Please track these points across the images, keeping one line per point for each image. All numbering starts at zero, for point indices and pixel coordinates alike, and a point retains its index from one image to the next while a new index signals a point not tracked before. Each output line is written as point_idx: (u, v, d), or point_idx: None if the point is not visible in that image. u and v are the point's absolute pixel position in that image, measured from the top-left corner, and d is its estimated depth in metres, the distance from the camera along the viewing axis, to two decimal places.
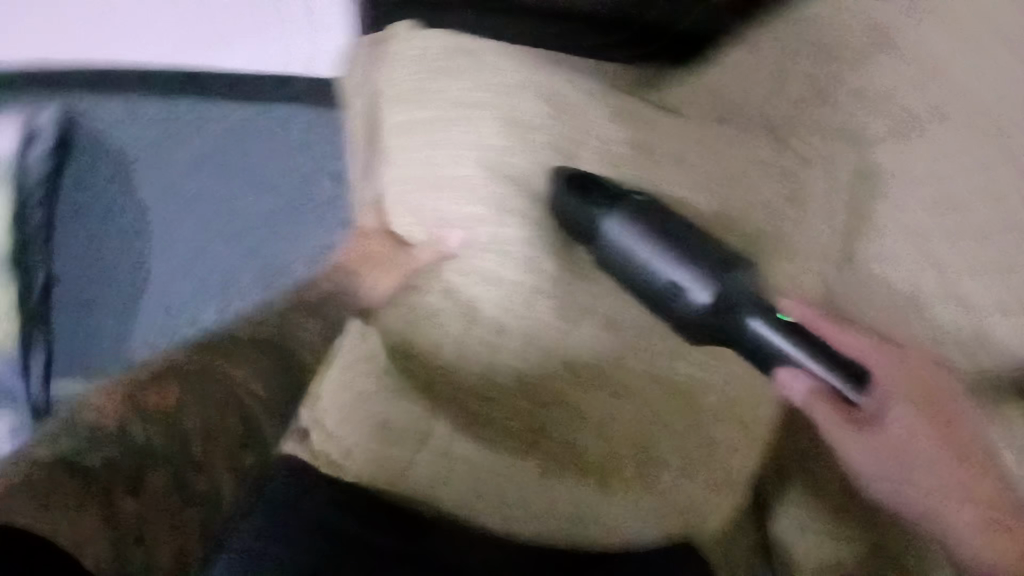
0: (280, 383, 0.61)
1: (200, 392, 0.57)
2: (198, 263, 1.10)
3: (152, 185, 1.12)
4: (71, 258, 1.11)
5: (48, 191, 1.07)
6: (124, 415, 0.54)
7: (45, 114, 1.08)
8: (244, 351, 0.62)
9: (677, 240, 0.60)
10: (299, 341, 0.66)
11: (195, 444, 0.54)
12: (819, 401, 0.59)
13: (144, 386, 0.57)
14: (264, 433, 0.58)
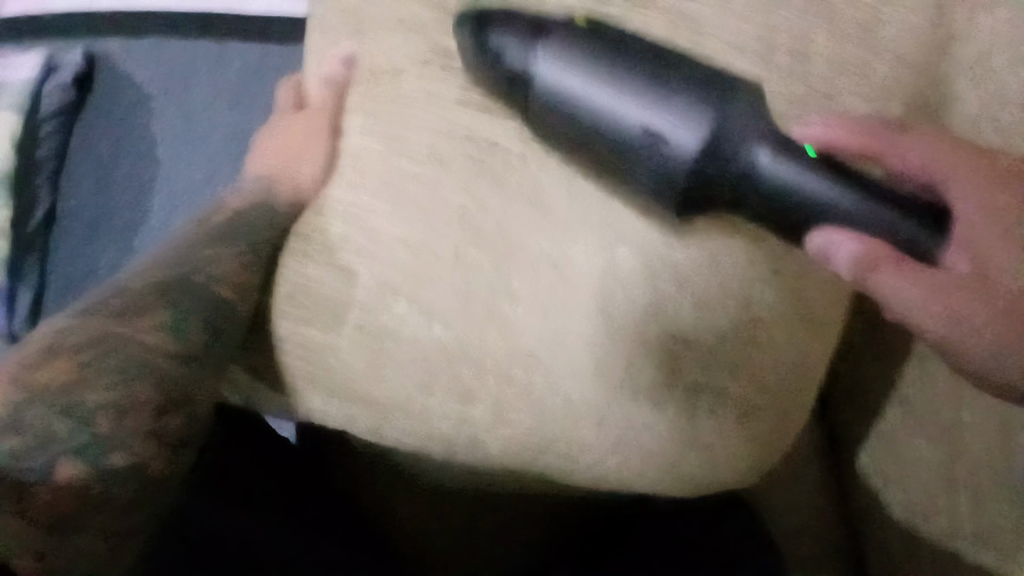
0: (199, 329, 0.53)
1: (102, 365, 0.48)
2: (157, 184, 1.05)
3: (120, 109, 1.08)
4: (84, 195, 1.07)
5: (61, 123, 1.07)
6: (13, 400, 0.44)
7: (72, 54, 1.09)
8: (134, 301, 0.52)
9: (664, 72, 0.51)
10: (210, 278, 0.56)
11: (103, 423, 0.45)
12: (882, 264, 0.49)
13: (34, 364, 0.47)
14: (192, 396, 0.51)
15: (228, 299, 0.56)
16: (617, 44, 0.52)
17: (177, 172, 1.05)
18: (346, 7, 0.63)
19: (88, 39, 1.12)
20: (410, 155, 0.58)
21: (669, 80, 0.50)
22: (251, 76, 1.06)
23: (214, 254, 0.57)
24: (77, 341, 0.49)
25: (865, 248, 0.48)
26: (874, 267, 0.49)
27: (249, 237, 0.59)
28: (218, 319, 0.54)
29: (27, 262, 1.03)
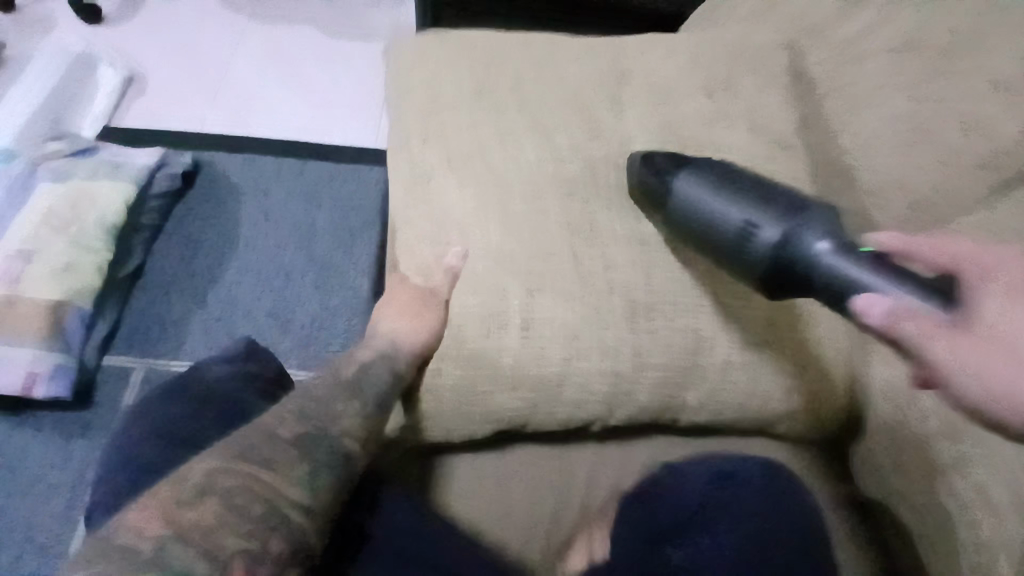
0: (327, 485, 0.58)
1: (238, 509, 0.54)
2: (233, 276, 1.23)
3: (213, 204, 1.30)
4: (168, 260, 1.23)
5: (163, 204, 1.27)
6: (162, 536, 0.51)
7: (183, 156, 1.30)
8: (282, 453, 0.58)
9: (729, 187, 0.60)
10: (339, 429, 0.61)
11: (236, 571, 0.52)
12: (904, 319, 0.45)
13: (186, 502, 0.53)
14: (314, 549, 0.56)
15: (350, 453, 0.60)
16: (731, 177, 0.61)
17: (252, 250, 1.26)
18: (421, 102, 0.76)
19: (197, 149, 1.36)
20: (461, 274, 0.64)
21: (755, 200, 0.58)
22: (327, 183, 1.34)
23: (296, 384, 0.64)
24: (224, 483, 0.55)
25: (913, 313, 0.45)
26: (915, 326, 0.45)
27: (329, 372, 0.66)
28: (341, 477, 0.59)
29: (108, 307, 1.15)
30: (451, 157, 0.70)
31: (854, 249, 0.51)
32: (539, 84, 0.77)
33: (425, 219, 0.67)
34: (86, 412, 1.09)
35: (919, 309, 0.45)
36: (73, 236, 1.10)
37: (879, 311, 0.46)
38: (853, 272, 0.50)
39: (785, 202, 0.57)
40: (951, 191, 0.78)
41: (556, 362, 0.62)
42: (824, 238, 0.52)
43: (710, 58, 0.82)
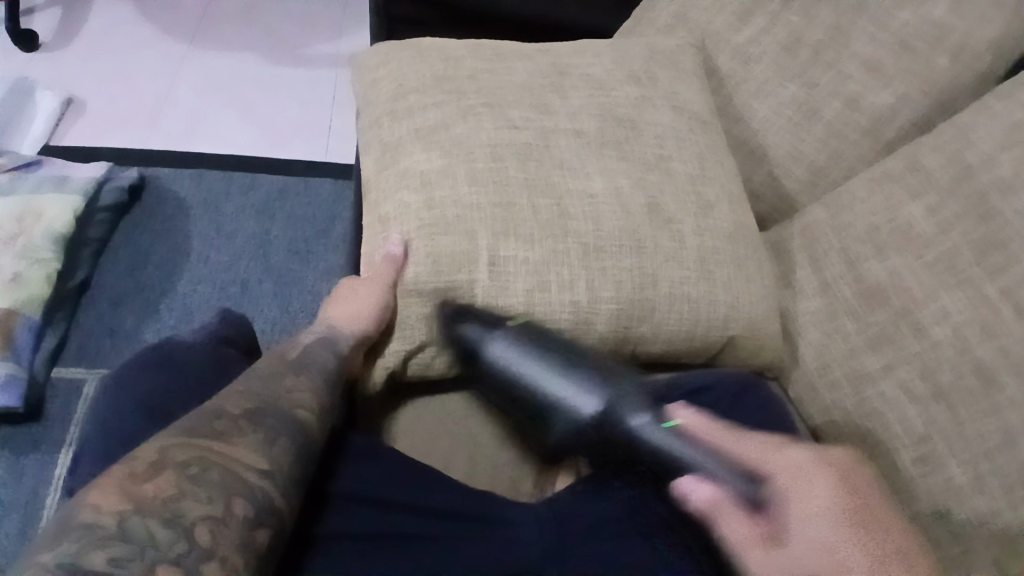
0: (284, 450, 0.59)
1: (198, 479, 0.52)
2: (187, 280, 1.23)
3: (164, 216, 1.30)
4: (115, 275, 1.22)
5: (110, 216, 1.27)
6: (123, 509, 0.48)
7: (128, 172, 1.31)
8: (234, 425, 0.58)
9: (574, 369, 0.68)
10: (291, 404, 0.63)
11: (200, 535, 0.49)
12: None
13: (140, 475, 0.51)
14: (280, 508, 0.56)
15: (307, 417, 0.63)
16: (540, 339, 0.70)
17: (205, 262, 1.25)
18: (394, 98, 0.84)
19: (144, 165, 1.36)
20: (435, 216, 0.74)
21: (577, 370, 0.68)
22: (280, 198, 1.36)
23: (288, 382, 0.66)
24: (181, 455, 0.54)
25: (722, 509, 0.61)
26: (728, 522, 0.61)
27: (319, 368, 0.69)
28: (302, 446, 0.61)
29: (56, 317, 1.14)
30: (423, 131, 0.80)
31: (664, 424, 0.66)
32: (492, 71, 0.86)
33: (401, 181, 0.77)
34: (36, 427, 1.05)
35: (728, 521, 0.61)
36: (20, 246, 1.11)
37: None
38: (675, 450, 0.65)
39: (602, 377, 0.68)
40: (833, 155, 0.95)
41: (522, 292, 0.73)
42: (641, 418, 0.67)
43: (628, 53, 0.93)
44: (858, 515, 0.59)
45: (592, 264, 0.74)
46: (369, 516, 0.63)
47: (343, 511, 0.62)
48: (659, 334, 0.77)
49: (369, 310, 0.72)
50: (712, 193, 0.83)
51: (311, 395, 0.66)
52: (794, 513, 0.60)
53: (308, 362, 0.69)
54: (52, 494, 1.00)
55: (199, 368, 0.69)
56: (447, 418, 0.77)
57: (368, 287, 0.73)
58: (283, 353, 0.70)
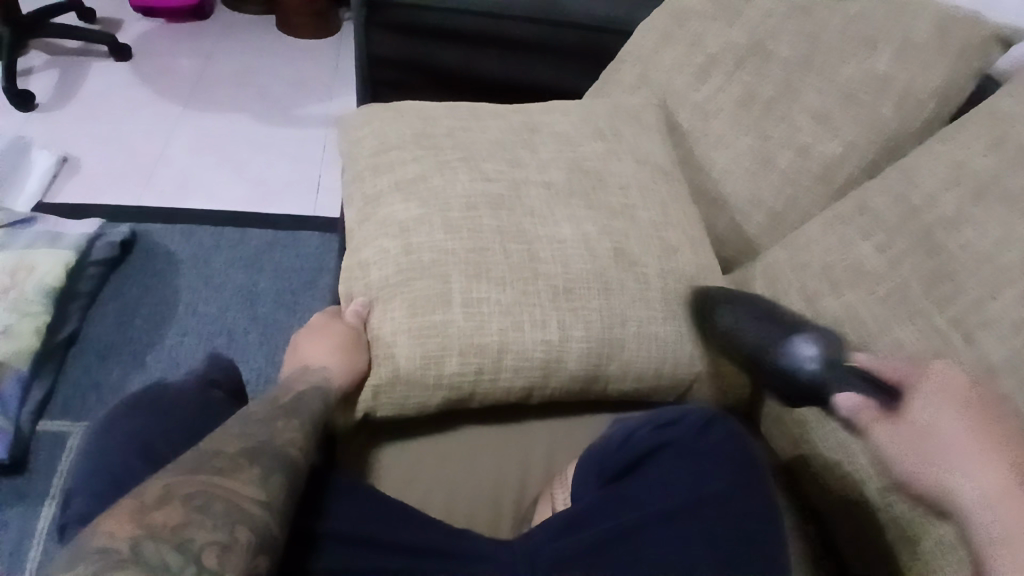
0: (279, 484, 0.61)
1: (203, 510, 0.55)
2: (176, 329, 1.26)
3: (154, 268, 1.34)
4: (104, 327, 1.24)
5: (101, 269, 1.30)
6: (135, 535, 0.52)
7: (120, 228, 1.36)
8: (232, 462, 0.60)
9: (798, 330, 0.76)
10: (283, 444, 0.65)
11: (207, 560, 0.52)
12: (867, 412, 0.64)
13: (149, 507, 0.54)
14: (276, 541, 0.57)
15: (296, 453, 0.65)
16: (759, 304, 0.80)
17: (192, 314, 1.28)
18: (375, 153, 0.90)
19: (136, 220, 1.41)
20: (413, 261, 0.78)
21: (819, 336, 0.75)
22: (268, 249, 1.41)
23: (281, 424, 0.67)
24: (185, 489, 0.56)
25: (865, 405, 0.64)
26: (864, 410, 0.64)
27: (311, 412, 0.70)
28: (294, 483, 0.62)
29: (44, 367, 1.16)
30: (402, 183, 0.85)
31: (836, 362, 0.70)
32: (468, 129, 0.92)
33: (381, 229, 0.81)
34: (19, 479, 1.05)
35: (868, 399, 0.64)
36: (11, 300, 1.15)
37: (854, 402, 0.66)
38: (842, 379, 0.68)
39: (819, 335, 0.75)
40: (790, 200, 1.01)
41: (494, 332, 0.76)
42: (809, 355, 0.72)
43: (595, 111, 1.00)
44: (966, 399, 0.57)
45: (560, 305, 0.78)
46: (350, 556, 0.63)
47: (330, 551, 0.63)
48: (628, 371, 0.80)
49: (355, 354, 0.76)
50: (675, 237, 0.88)
51: (305, 438, 0.67)
52: (919, 390, 0.60)
53: (301, 405, 0.71)
54: (35, 545, 1.00)
55: (184, 407, 0.71)
56: (429, 458, 0.78)
57: (343, 335, 0.77)
58: (276, 398, 0.72)
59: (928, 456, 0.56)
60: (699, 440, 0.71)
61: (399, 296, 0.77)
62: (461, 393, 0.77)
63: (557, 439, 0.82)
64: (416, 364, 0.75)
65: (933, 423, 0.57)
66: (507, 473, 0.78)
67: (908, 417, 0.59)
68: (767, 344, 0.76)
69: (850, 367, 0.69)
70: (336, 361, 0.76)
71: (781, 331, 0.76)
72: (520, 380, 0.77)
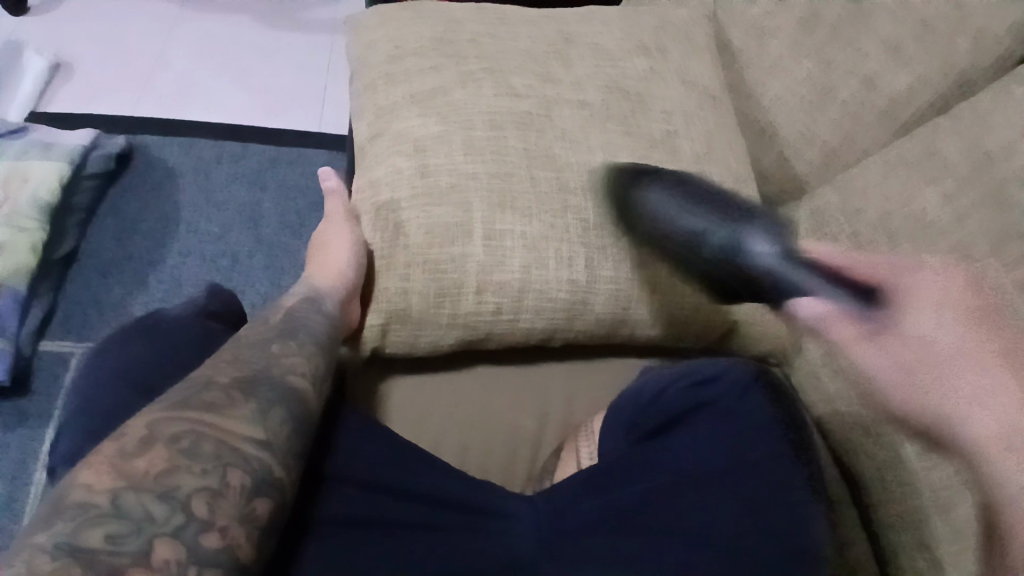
0: (280, 419, 0.58)
1: (191, 451, 0.52)
2: (178, 249, 1.19)
3: (154, 182, 1.25)
4: (104, 244, 1.18)
5: (98, 181, 1.22)
6: (115, 487, 0.48)
7: (117, 139, 1.26)
8: (226, 395, 0.56)
9: (733, 219, 0.60)
10: (284, 372, 0.61)
11: (198, 507, 0.49)
12: (836, 320, 0.55)
13: (131, 452, 0.50)
14: (279, 479, 0.55)
15: (302, 391, 0.61)
16: (692, 191, 0.65)
17: (194, 232, 1.22)
18: (391, 65, 0.81)
19: (133, 131, 1.31)
20: (429, 183, 0.71)
21: (701, 208, 0.62)
22: (272, 167, 1.32)
23: (277, 348, 0.63)
24: (171, 429, 0.52)
25: (836, 316, 0.55)
26: (840, 326, 0.55)
27: (310, 333, 0.66)
28: (299, 417, 0.59)
29: (43, 285, 1.11)
30: (419, 96, 0.77)
31: (790, 254, 0.58)
32: (495, 38, 0.82)
33: (395, 147, 0.74)
34: (21, 399, 1.04)
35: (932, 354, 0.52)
36: (4, 214, 1.08)
37: (818, 308, 0.56)
38: (795, 275, 0.57)
39: (744, 215, 0.61)
40: (848, 137, 0.90)
41: (516, 268, 0.68)
42: (769, 243, 0.58)
43: (638, 23, 0.89)
44: (974, 311, 0.52)
45: (590, 238, 0.70)
46: (363, 500, 0.59)
47: (337, 492, 0.59)
48: (659, 318, 0.72)
49: (342, 255, 0.71)
50: (720, 172, 0.79)
51: (307, 363, 0.63)
52: (917, 303, 0.53)
53: (297, 327, 0.66)
54: (36, 467, 0.99)
55: (182, 345, 0.65)
56: (446, 399, 0.73)
57: (337, 241, 0.73)
58: (268, 319, 0.67)
59: (959, 412, 0.50)
60: (738, 402, 0.67)
61: (411, 223, 0.70)
62: (476, 334, 0.70)
63: (584, 383, 0.76)
64: (434, 304, 0.67)
65: (933, 322, 0.52)
66: (531, 420, 0.73)
67: (893, 326, 0.53)
68: (717, 230, 0.60)
69: (797, 254, 0.58)
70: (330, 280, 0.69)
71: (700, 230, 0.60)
72: (544, 323, 0.69)
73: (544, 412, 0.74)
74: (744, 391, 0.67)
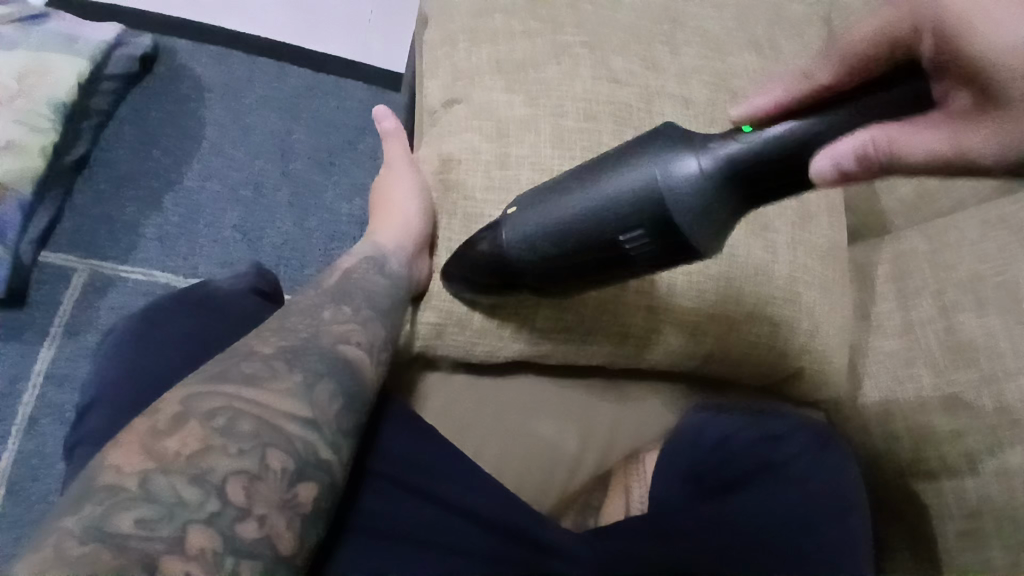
0: (329, 394, 0.51)
1: (229, 430, 0.46)
2: (198, 172, 1.10)
3: (180, 96, 1.14)
4: (120, 155, 1.09)
5: (120, 85, 1.11)
6: (146, 469, 0.43)
7: (143, 37, 1.14)
8: (266, 366, 0.50)
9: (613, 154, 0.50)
10: (333, 341, 0.55)
11: (233, 492, 0.44)
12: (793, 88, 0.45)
13: (163, 430, 0.45)
14: (326, 462, 0.48)
15: (355, 366, 0.54)
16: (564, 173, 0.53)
17: (217, 155, 1.12)
18: (478, 20, 0.72)
19: (160, 33, 1.19)
20: (508, 178, 0.64)
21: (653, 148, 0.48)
22: (307, 96, 1.20)
23: (330, 315, 0.57)
24: (206, 404, 0.47)
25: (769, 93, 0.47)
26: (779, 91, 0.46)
27: (368, 298, 0.59)
28: (350, 391, 0.52)
29: (50, 192, 1.02)
30: (504, 63, 0.69)
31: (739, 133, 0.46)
32: (596, 11, 0.73)
33: (472, 119, 0.66)
34: (18, 311, 0.97)
35: (899, 131, 0.39)
36: (16, 110, 0.99)
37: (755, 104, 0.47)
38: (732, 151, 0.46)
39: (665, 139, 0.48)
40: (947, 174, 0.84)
41: (593, 286, 0.63)
42: (697, 156, 0.46)
43: (752, 13, 0.79)
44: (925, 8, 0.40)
45: (677, 264, 0.65)
46: (401, 509, 0.58)
47: (376, 491, 0.58)
48: (730, 353, 0.67)
49: (411, 202, 0.67)
50: (814, 202, 0.72)
51: (363, 331, 0.57)
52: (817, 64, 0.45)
53: (353, 290, 0.60)
54: (30, 387, 0.94)
55: (225, 323, 0.60)
56: (495, 408, 0.68)
57: (405, 184, 0.69)
58: (323, 282, 0.61)
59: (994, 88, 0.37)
60: (810, 467, 0.63)
61: (486, 213, 0.63)
62: (535, 347, 0.64)
63: (641, 412, 0.71)
64: (501, 307, 0.62)
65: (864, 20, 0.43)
66: (582, 442, 0.68)
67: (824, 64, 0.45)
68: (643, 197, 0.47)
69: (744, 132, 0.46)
70: (399, 245, 0.65)
71: (602, 201, 0.49)
72: (611, 348, 0.64)
73: (594, 439, 0.69)
74: (827, 455, 0.64)
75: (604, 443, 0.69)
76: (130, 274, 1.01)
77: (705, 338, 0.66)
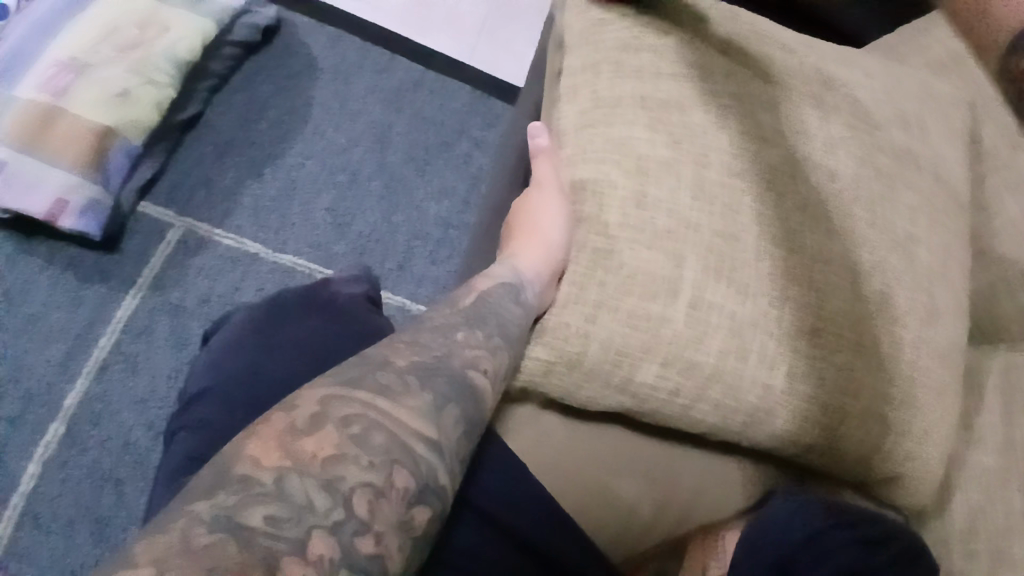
0: (454, 418, 0.49)
1: (361, 441, 0.45)
2: (299, 150, 1.10)
3: (294, 72, 1.15)
4: (227, 120, 1.10)
5: (236, 53, 1.12)
6: (281, 467, 0.42)
7: (267, 9, 1.15)
8: (400, 379, 0.49)
9: None
10: (463, 362, 0.53)
11: (358, 505, 0.43)
12: None
13: (299, 429, 0.44)
14: (443, 489, 0.47)
15: (479, 392, 0.52)
16: None
17: (320, 137, 1.12)
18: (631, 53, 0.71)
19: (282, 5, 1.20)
20: (643, 219, 0.63)
21: None
22: (413, 90, 1.19)
23: (461, 336, 0.55)
24: (342, 410, 0.46)
25: None
26: None
27: (500, 325, 0.57)
28: (471, 418, 0.51)
29: (157, 146, 1.03)
30: (651, 103, 0.68)
31: None
32: (751, 69, 0.73)
33: (612, 154, 0.65)
34: (106, 257, 0.98)
35: None
36: (135, 60, 1.00)
37: None
38: None
39: None
40: None
41: (712, 353, 0.61)
42: None
43: (906, 91, 0.77)
44: None
45: (800, 343, 0.63)
46: (487, 547, 0.56)
47: (465, 524, 0.57)
48: (834, 446, 0.64)
49: (556, 231, 0.66)
50: (944, 300, 0.69)
51: (491, 358, 0.55)
52: None
53: (488, 314, 0.58)
54: (105, 333, 0.95)
55: (344, 334, 0.60)
56: (583, 451, 0.65)
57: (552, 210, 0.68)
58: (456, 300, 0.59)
59: None
60: None
61: (617, 252, 0.62)
62: (637, 405, 0.62)
63: (729, 484, 0.68)
64: (617, 361, 0.60)
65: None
66: (664, 507, 0.65)
67: None
68: None
69: None
70: (537, 275, 0.64)
71: None
72: (718, 417, 0.62)
73: (676, 506, 0.65)
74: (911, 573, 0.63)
75: (684, 510, 0.66)
76: (220, 239, 1.02)
77: (817, 421, 0.63)
